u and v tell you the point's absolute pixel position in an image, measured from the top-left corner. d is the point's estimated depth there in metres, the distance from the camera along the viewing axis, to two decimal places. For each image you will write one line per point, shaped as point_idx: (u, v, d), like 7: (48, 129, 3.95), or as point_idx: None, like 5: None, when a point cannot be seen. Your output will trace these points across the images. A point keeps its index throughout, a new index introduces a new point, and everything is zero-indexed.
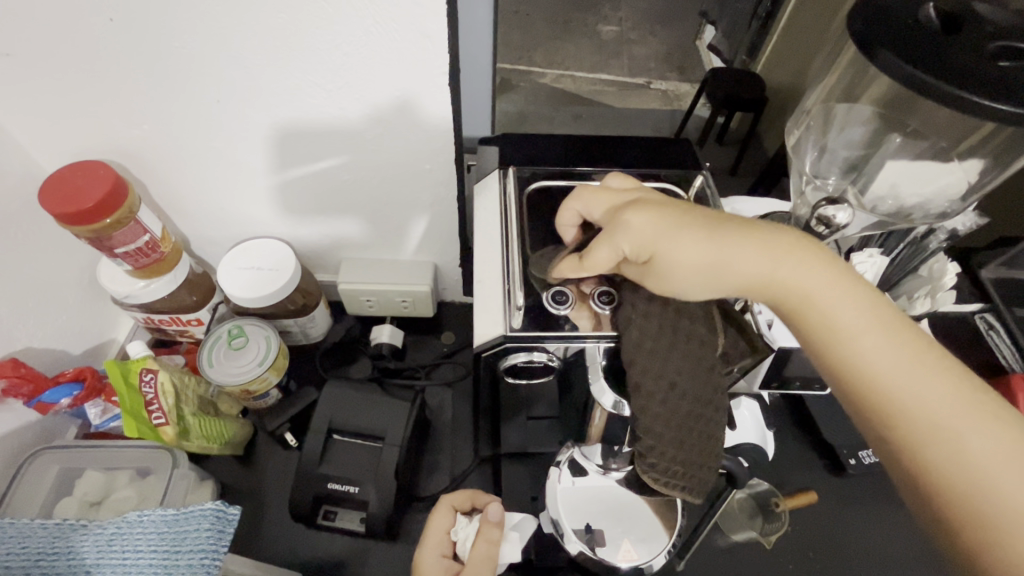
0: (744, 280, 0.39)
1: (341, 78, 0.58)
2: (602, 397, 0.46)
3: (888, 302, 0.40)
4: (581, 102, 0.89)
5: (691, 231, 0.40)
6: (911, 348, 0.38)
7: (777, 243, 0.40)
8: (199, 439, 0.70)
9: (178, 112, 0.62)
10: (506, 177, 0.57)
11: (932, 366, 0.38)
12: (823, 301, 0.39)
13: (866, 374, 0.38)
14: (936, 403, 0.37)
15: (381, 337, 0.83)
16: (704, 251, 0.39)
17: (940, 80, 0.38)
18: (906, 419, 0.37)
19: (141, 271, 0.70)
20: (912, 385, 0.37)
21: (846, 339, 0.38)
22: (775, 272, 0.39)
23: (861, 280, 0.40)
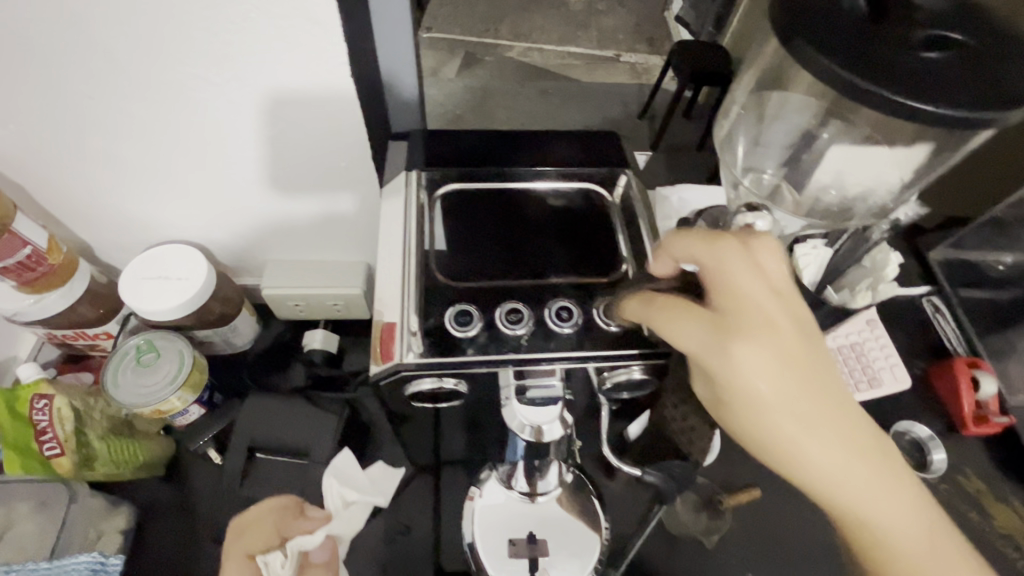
0: (786, 414, 0.37)
1: (230, 69, 0.52)
2: (512, 422, 0.43)
3: (825, 398, 0.37)
4: (548, 78, 0.86)
5: (767, 350, 0.36)
6: (861, 444, 0.38)
7: (794, 349, 0.37)
8: (106, 465, 0.65)
9: (51, 109, 0.54)
10: (414, 182, 0.53)
11: (855, 441, 0.38)
12: (797, 456, 0.37)
13: (794, 457, 0.37)
14: (903, 534, 0.40)
15: (314, 343, 0.77)
16: (793, 387, 0.37)
17: (859, 75, 0.35)
18: (871, 538, 0.40)
19: (30, 286, 0.63)
20: (820, 453, 0.37)
21: (782, 433, 0.37)
22: (798, 442, 0.37)
23: (806, 369, 0.37)
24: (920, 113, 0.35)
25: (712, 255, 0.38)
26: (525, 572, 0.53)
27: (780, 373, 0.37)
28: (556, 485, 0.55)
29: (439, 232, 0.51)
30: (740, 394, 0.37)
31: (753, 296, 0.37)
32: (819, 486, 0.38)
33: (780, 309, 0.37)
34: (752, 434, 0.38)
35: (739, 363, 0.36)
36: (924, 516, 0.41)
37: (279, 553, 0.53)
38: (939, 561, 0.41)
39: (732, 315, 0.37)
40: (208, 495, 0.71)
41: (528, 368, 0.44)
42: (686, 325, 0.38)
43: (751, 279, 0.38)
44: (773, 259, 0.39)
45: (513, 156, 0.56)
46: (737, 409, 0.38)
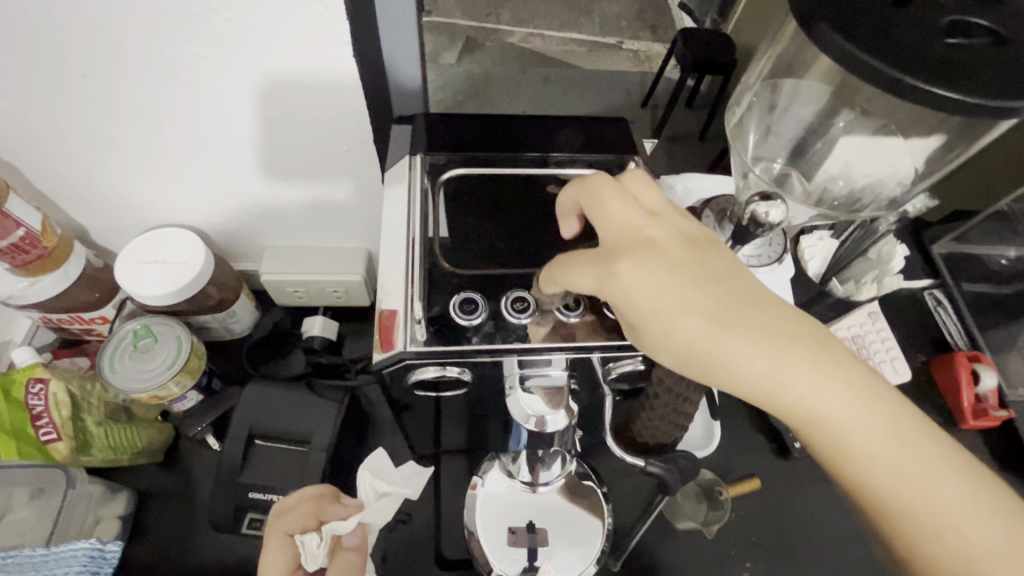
0: (701, 317, 0.37)
1: (228, 48, 0.50)
2: (514, 409, 0.44)
3: (736, 296, 0.38)
4: (550, 64, 0.86)
5: (665, 265, 0.38)
6: (782, 336, 0.38)
7: (688, 258, 0.39)
8: (103, 451, 0.65)
9: (43, 88, 0.53)
10: (417, 166, 0.52)
11: (781, 337, 0.38)
12: (721, 358, 0.37)
13: (717, 362, 0.37)
14: (861, 433, 0.38)
15: (314, 329, 0.77)
16: (697, 294, 0.38)
17: (881, 62, 0.34)
18: (828, 441, 0.38)
19: (24, 269, 0.62)
20: (746, 351, 0.37)
21: (698, 339, 0.37)
22: (717, 337, 0.37)
23: (708, 278, 0.39)
24: (943, 101, 0.34)
25: (589, 195, 0.43)
26: (524, 562, 0.53)
27: (675, 282, 0.38)
28: (559, 474, 0.54)
29: (445, 217, 0.50)
30: (650, 310, 0.38)
31: (633, 223, 0.41)
32: (749, 390, 0.37)
33: (661, 230, 0.40)
34: (668, 353, 0.38)
35: (633, 283, 0.38)
36: (885, 408, 0.38)
37: (316, 534, 0.52)
38: (911, 457, 0.38)
39: (615, 245, 0.40)
40: (206, 481, 0.71)
41: (533, 357, 0.43)
42: (582, 269, 0.40)
43: (626, 204, 0.41)
44: (648, 190, 0.42)
45: (525, 141, 0.55)
46: (648, 331, 0.38)
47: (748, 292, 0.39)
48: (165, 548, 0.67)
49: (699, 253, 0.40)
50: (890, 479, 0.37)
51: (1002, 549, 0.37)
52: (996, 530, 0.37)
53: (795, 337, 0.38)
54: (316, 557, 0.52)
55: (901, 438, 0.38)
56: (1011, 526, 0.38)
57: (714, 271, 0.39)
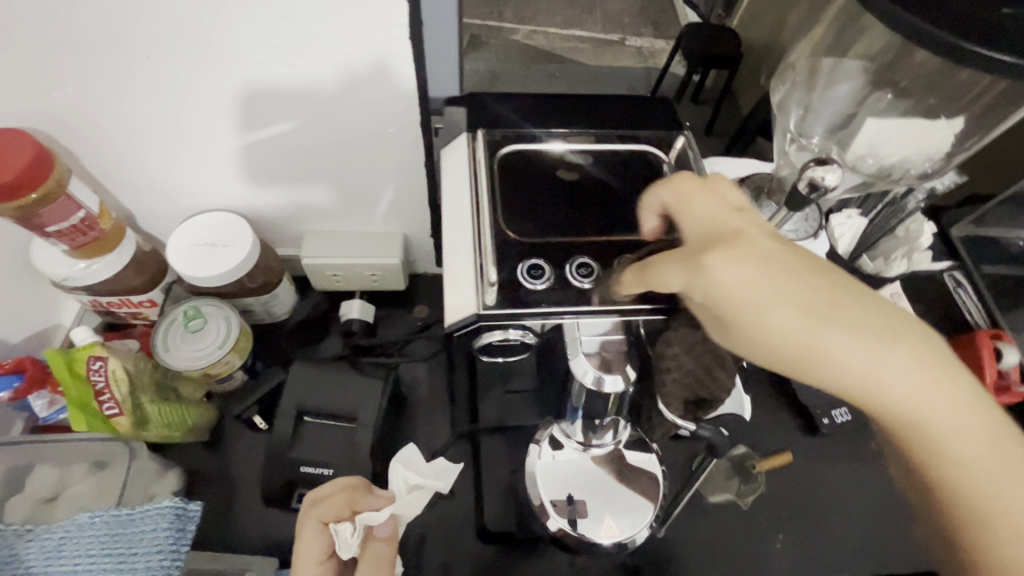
0: (798, 315, 0.38)
1: (288, 32, 0.51)
2: (584, 374, 0.45)
3: (832, 293, 0.39)
4: (557, 61, 0.89)
5: (768, 262, 0.39)
6: (875, 329, 0.39)
7: (787, 256, 0.40)
8: (160, 427, 0.67)
9: (107, 72, 0.54)
10: (474, 141, 0.55)
11: (877, 335, 0.39)
12: (824, 355, 0.38)
13: (822, 359, 0.38)
14: (954, 428, 0.39)
15: (352, 313, 0.80)
16: (794, 290, 0.39)
17: (939, 29, 0.37)
18: (923, 434, 0.39)
19: (81, 251, 0.64)
20: (845, 348, 0.38)
21: (797, 336, 0.38)
22: (821, 334, 0.38)
23: (808, 273, 0.40)
24: (998, 65, 0.36)
25: (676, 192, 0.44)
26: (567, 531, 0.54)
27: (775, 276, 0.39)
28: (613, 442, 0.57)
29: (500, 191, 0.53)
30: (746, 308, 0.38)
31: (721, 218, 0.42)
32: (852, 385, 0.39)
33: (748, 222, 0.41)
34: (764, 348, 0.39)
35: (729, 279, 0.39)
36: (966, 401, 0.39)
37: (349, 524, 0.52)
38: (995, 455, 0.39)
39: (706, 240, 0.41)
40: (252, 459, 0.74)
41: (586, 321, 0.46)
42: (668, 268, 0.41)
43: (711, 203, 0.43)
44: (730, 189, 0.44)
45: (568, 120, 0.58)
46: (740, 325, 0.39)
47: (840, 291, 0.40)
48: (216, 522, 0.69)
49: (787, 248, 0.40)
50: (978, 483, 0.39)
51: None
52: None
53: (903, 333, 0.39)
54: (349, 546, 0.52)
55: (986, 438, 0.39)
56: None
57: (816, 266, 0.40)
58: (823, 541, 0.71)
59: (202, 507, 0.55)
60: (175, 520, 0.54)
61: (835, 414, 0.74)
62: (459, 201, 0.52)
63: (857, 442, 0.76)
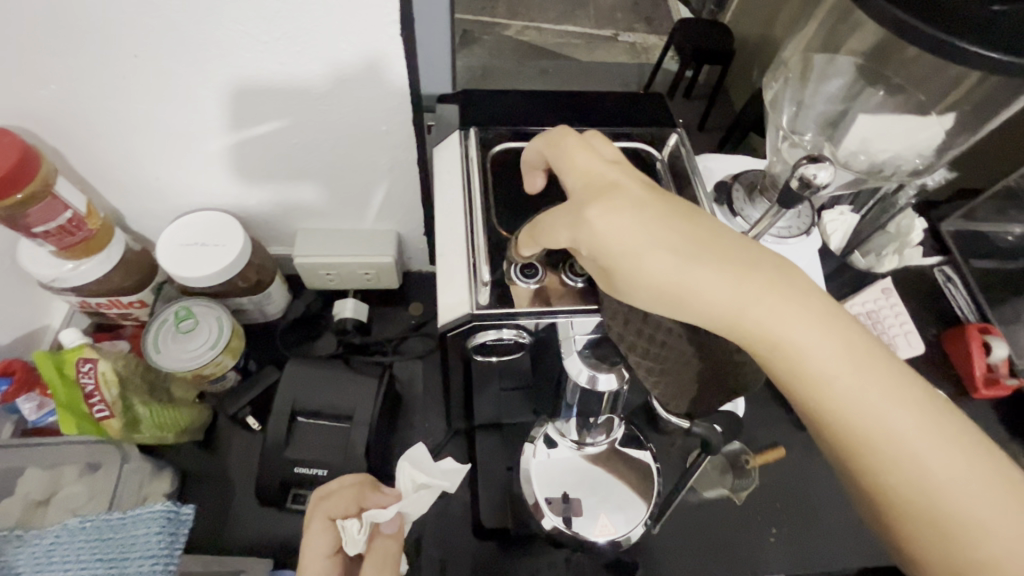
0: (660, 252, 0.37)
1: (278, 27, 0.50)
2: (578, 374, 0.46)
3: (691, 229, 0.38)
4: (548, 57, 0.87)
5: (631, 204, 0.38)
6: (733, 260, 0.37)
7: (647, 197, 0.39)
8: (151, 429, 0.66)
9: (92, 70, 0.53)
10: (468, 139, 0.55)
11: (734, 267, 0.37)
12: (684, 289, 0.37)
13: (682, 293, 0.37)
14: (826, 364, 0.37)
15: (345, 312, 0.79)
16: (658, 229, 0.37)
17: (930, 27, 0.37)
18: (794, 371, 0.37)
19: (69, 251, 0.63)
20: (703, 280, 0.36)
21: (659, 273, 0.37)
22: (677, 267, 0.37)
23: (671, 211, 0.38)
24: (989, 62, 0.37)
25: (556, 148, 0.43)
26: (562, 528, 0.55)
27: (640, 216, 0.38)
28: (606, 441, 0.58)
29: (494, 189, 0.52)
30: (617, 253, 0.37)
31: (601, 172, 0.41)
32: (719, 320, 0.37)
33: (623, 173, 0.41)
34: (640, 292, 0.38)
35: (601, 224, 0.38)
36: (842, 334, 0.37)
37: (356, 520, 0.53)
38: (872, 388, 0.36)
39: (584, 193, 0.40)
40: (246, 459, 0.73)
41: (580, 320, 0.46)
42: (555, 225, 0.40)
43: (592, 157, 0.42)
44: (608, 145, 0.43)
45: (560, 117, 0.58)
46: (617, 272, 0.38)
47: (710, 229, 0.38)
48: (211, 522, 0.69)
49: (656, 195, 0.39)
50: (854, 413, 0.36)
51: (954, 470, 0.36)
52: (958, 462, 0.36)
53: (760, 261, 0.38)
54: (355, 542, 0.52)
55: (860, 366, 0.37)
56: (964, 446, 0.36)
57: (681, 208, 0.39)
58: (815, 534, 0.71)
59: (194, 512, 0.54)
60: (167, 525, 0.53)
61: None
62: (452, 199, 0.52)
63: None
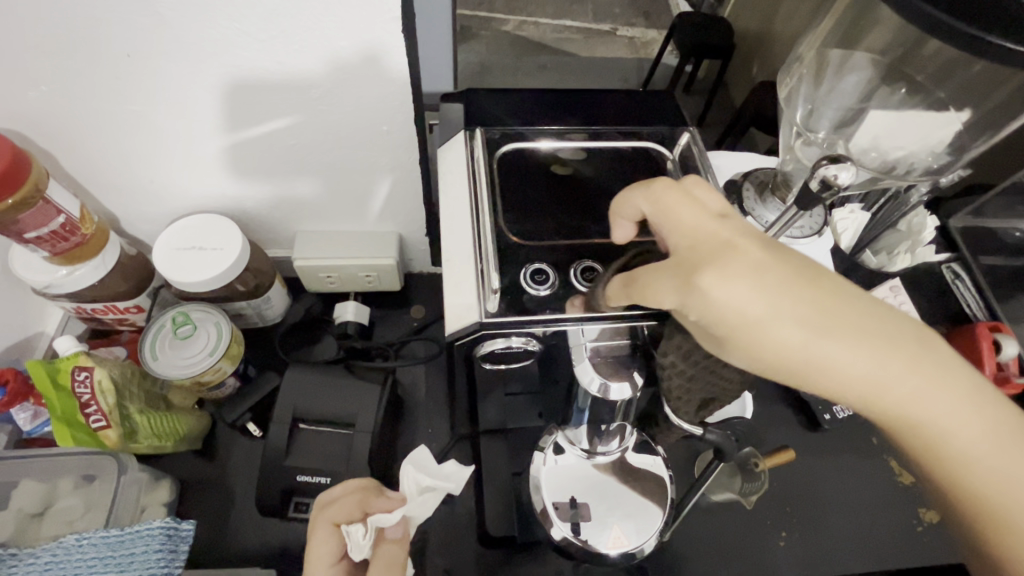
0: (793, 327, 0.35)
1: (276, 25, 0.49)
2: (588, 380, 0.43)
3: (827, 300, 0.36)
4: (547, 52, 0.86)
5: (757, 272, 0.36)
6: (874, 334, 0.36)
7: (774, 264, 0.36)
8: (149, 438, 0.65)
9: (84, 70, 0.51)
10: (472, 139, 0.54)
11: (876, 342, 0.36)
12: (823, 367, 0.35)
13: (821, 370, 0.35)
14: (962, 435, 0.36)
15: (346, 315, 0.78)
16: (787, 302, 0.35)
17: (956, 21, 0.35)
18: (925, 442, 0.37)
19: (63, 257, 0.61)
20: (845, 358, 0.35)
21: (792, 349, 0.35)
22: (813, 345, 0.35)
23: (802, 280, 0.36)
24: (1016, 56, 0.35)
25: (656, 202, 0.41)
26: (570, 537, 0.53)
27: (767, 287, 0.35)
28: (618, 449, 0.56)
29: (500, 192, 0.51)
30: (742, 326, 0.35)
31: (710, 229, 0.38)
32: (851, 397, 0.36)
33: (738, 230, 0.38)
34: (762, 365, 0.36)
35: (722, 296, 0.35)
36: (978, 402, 0.37)
37: (362, 524, 0.51)
38: (1008, 456, 0.36)
39: (692, 255, 0.37)
40: (247, 467, 0.72)
41: (588, 326, 0.45)
42: (660, 285, 0.38)
43: (697, 210, 0.39)
44: (713, 194, 0.40)
45: (564, 115, 0.57)
46: (736, 345, 0.36)
47: (839, 296, 0.36)
48: (212, 531, 0.68)
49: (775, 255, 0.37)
50: (992, 483, 0.36)
51: None
52: None
53: (899, 333, 0.37)
54: (361, 548, 0.50)
55: (998, 435, 0.36)
56: None
57: (807, 273, 0.37)
58: (827, 538, 0.70)
59: (193, 528, 0.55)
60: (167, 540, 0.53)
61: (837, 409, 0.73)
62: (457, 203, 0.50)
63: (859, 436, 0.76)
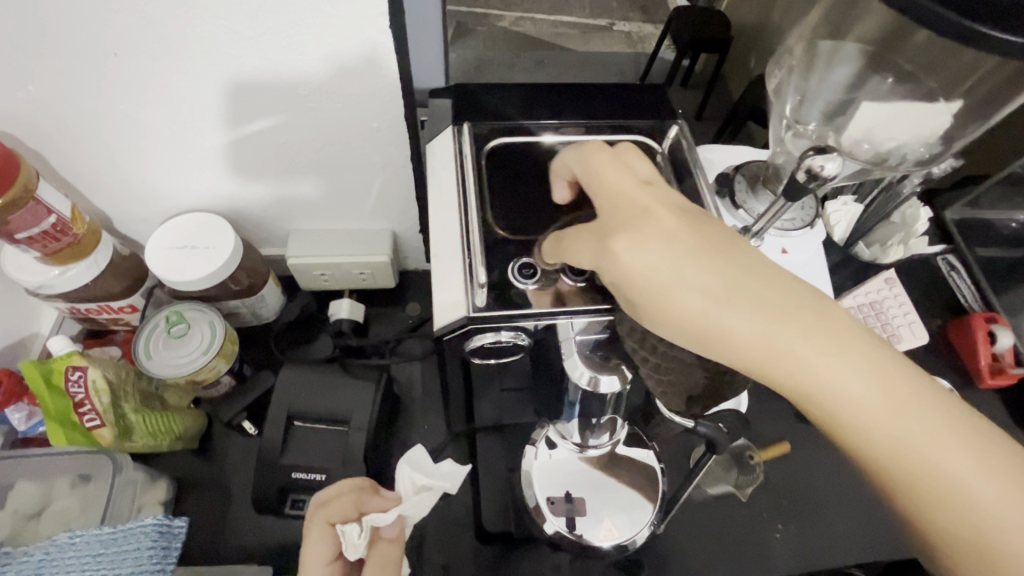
0: (692, 293, 0.37)
1: (263, 22, 0.48)
2: (576, 373, 0.45)
3: (727, 268, 0.38)
4: (545, 47, 0.87)
5: (664, 239, 0.38)
6: (771, 302, 0.37)
7: (679, 233, 0.39)
8: (144, 438, 0.65)
9: (70, 68, 0.51)
10: (461, 135, 0.54)
11: (771, 309, 0.37)
12: (720, 333, 0.37)
13: (717, 337, 0.37)
14: (864, 403, 0.37)
15: (341, 312, 0.78)
16: (688, 269, 0.38)
17: (943, 10, 0.35)
18: (828, 410, 0.38)
19: (55, 257, 0.61)
20: (740, 324, 0.37)
21: (691, 314, 0.37)
22: (708, 311, 0.37)
23: (705, 249, 0.38)
24: (1003, 45, 0.35)
25: (587, 165, 0.43)
26: (566, 531, 0.54)
27: (672, 253, 0.38)
28: (609, 442, 0.56)
29: (490, 188, 0.51)
30: (647, 289, 0.38)
31: (633, 195, 0.40)
32: (750, 364, 0.37)
33: (656, 199, 0.40)
34: (667, 331, 0.38)
35: (630, 260, 0.38)
36: (880, 369, 0.37)
37: (356, 524, 0.51)
38: (912, 424, 0.37)
39: (613, 219, 0.40)
40: (242, 465, 0.72)
41: (579, 321, 0.45)
42: (582, 243, 0.41)
43: (622, 175, 0.41)
44: (642, 161, 0.43)
45: (556, 110, 0.57)
46: (643, 308, 0.39)
47: (743, 264, 0.38)
48: (209, 529, 0.68)
49: (685, 224, 0.39)
50: (892, 451, 0.37)
51: (1010, 513, 0.36)
52: (1009, 498, 0.36)
53: (799, 303, 0.38)
54: (355, 548, 0.50)
55: (896, 400, 0.37)
56: (1012, 479, 0.37)
57: (713, 242, 0.39)
58: (823, 530, 0.70)
59: (186, 524, 0.56)
60: (159, 538, 0.54)
61: None
62: (446, 199, 0.50)
63: None
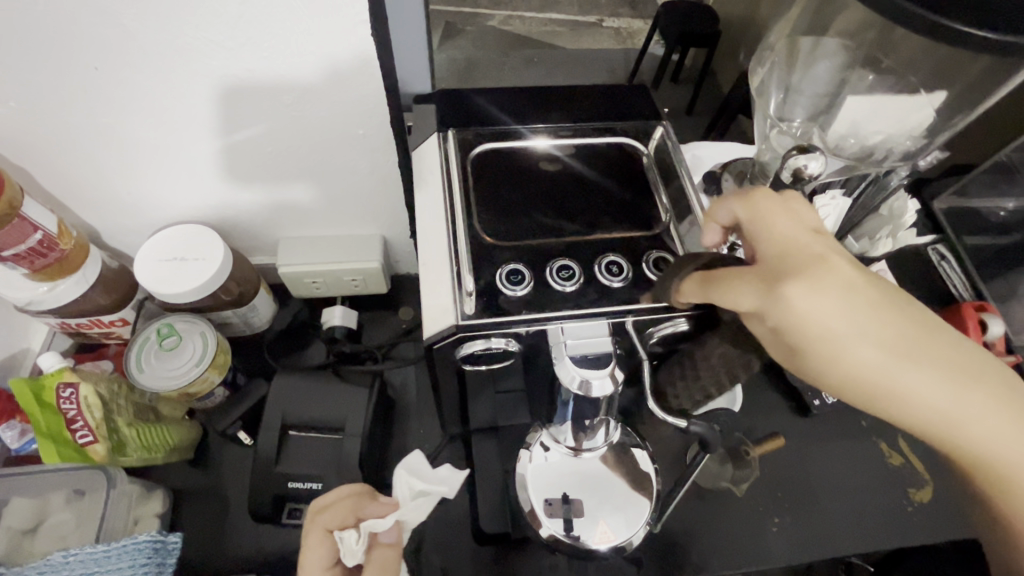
0: (875, 351, 0.35)
1: (242, 33, 0.48)
2: (567, 378, 0.42)
3: (909, 326, 0.36)
4: (533, 46, 0.86)
5: (855, 294, 0.36)
6: (951, 362, 0.36)
7: (864, 287, 0.36)
8: (138, 451, 0.65)
9: (51, 84, 0.51)
10: (446, 141, 0.54)
11: (950, 368, 0.36)
12: (898, 393, 0.36)
13: (897, 397, 0.36)
14: (1019, 457, 0.38)
15: (333, 320, 0.77)
16: (875, 327, 0.36)
17: (920, 8, 0.35)
18: (978, 461, 0.39)
19: (43, 274, 0.61)
20: (921, 383, 0.36)
21: (875, 373, 0.36)
22: (893, 372, 0.36)
23: (892, 305, 0.36)
24: (979, 40, 0.35)
25: (752, 209, 0.41)
26: (562, 533, 0.54)
27: (860, 307, 0.36)
28: (603, 443, 0.56)
29: (477, 193, 0.51)
30: (825, 343, 0.36)
31: (805, 243, 0.38)
32: (921, 422, 0.37)
33: (830, 247, 0.38)
34: (839, 385, 0.37)
35: (810, 312, 0.35)
36: None
37: (354, 530, 0.51)
38: None
39: (785, 266, 0.37)
40: (239, 475, 0.72)
41: (568, 325, 0.45)
42: (740, 288, 0.38)
43: (789, 221, 0.39)
44: (808, 207, 0.41)
45: (543, 113, 0.57)
46: (815, 358, 0.36)
47: (922, 325, 0.37)
48: (207, 540, 0.68)
49: (867, 279, 0.37)
50: None
51: None
52: None
53: (973, 364, 0.37)
54: (354, 554, 0.50)
55: None
56: None
57: (893, 297, 0.37)
58: (820, 522, 0.71)
59: (181, 539, 0.56)
60: (154, 554, 0.54)
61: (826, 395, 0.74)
62: (433, 205, 0.50)
63: (846, 420, 0.76)
